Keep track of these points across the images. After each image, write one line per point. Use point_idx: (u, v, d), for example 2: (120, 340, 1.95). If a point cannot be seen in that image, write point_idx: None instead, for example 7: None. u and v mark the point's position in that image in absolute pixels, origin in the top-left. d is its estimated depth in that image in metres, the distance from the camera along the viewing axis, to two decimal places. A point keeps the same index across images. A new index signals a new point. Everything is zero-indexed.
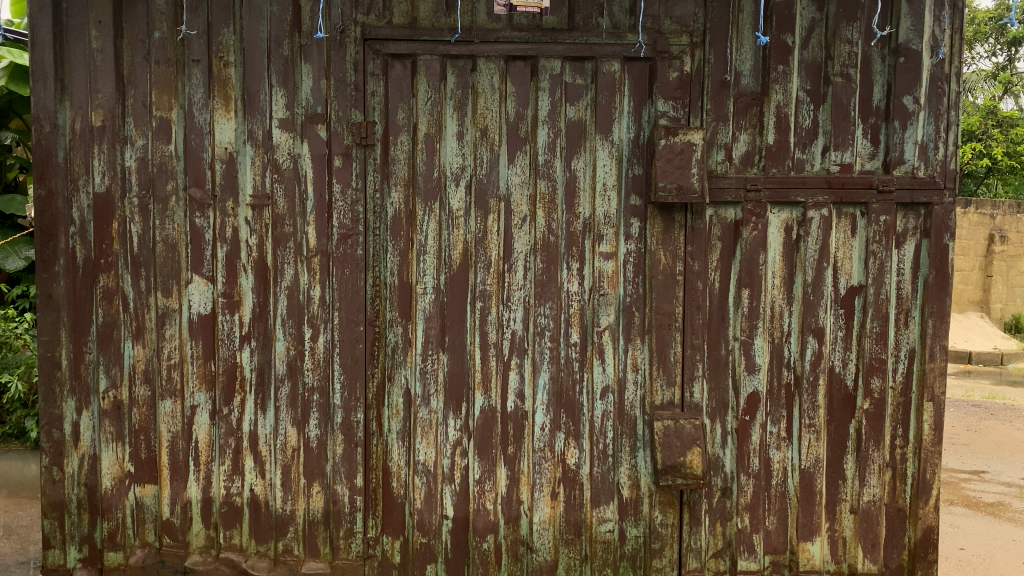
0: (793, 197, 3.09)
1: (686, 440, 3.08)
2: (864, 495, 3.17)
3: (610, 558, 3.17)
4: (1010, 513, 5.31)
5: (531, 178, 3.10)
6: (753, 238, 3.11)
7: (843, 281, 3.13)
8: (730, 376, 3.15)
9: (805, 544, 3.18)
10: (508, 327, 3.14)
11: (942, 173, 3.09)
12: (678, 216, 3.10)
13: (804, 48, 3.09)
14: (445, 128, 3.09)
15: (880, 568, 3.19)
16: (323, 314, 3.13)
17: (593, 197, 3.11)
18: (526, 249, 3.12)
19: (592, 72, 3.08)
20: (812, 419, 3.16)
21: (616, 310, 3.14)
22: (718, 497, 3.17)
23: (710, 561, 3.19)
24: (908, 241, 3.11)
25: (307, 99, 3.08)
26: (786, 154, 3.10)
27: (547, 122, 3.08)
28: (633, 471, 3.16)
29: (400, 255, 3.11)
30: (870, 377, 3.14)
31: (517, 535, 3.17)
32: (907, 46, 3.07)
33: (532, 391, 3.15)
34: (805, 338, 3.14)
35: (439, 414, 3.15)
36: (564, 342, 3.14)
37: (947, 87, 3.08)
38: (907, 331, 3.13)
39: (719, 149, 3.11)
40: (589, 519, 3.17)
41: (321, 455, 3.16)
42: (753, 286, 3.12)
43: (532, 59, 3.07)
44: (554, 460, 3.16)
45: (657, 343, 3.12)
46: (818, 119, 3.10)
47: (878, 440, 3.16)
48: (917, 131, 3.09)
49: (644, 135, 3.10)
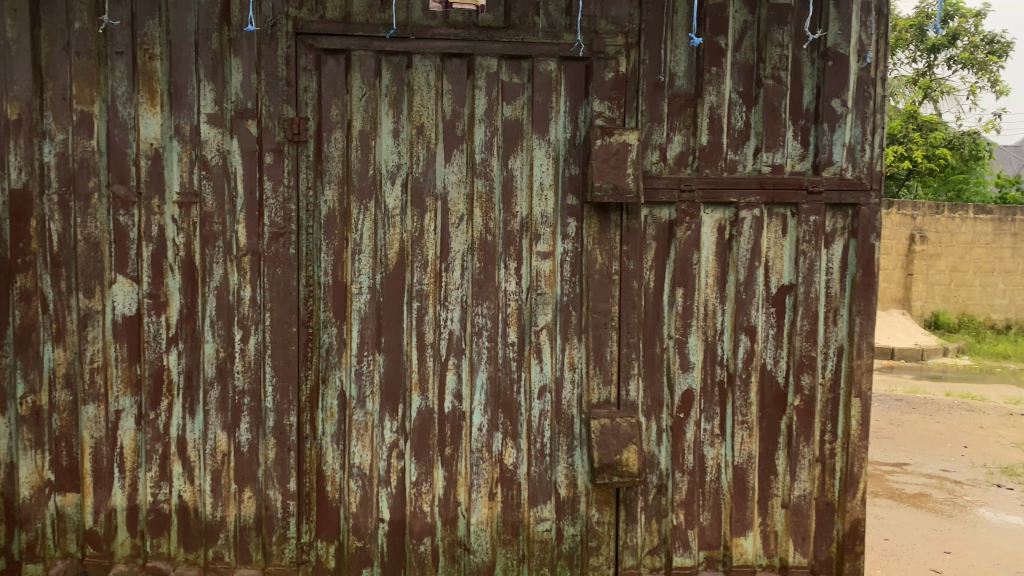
0: (725, 197, 3.13)
1: (622, 439, 3.10)
2: (795, 489, 3.24)
3: (547, 558, 3.17)
4: (930, 504, 5.51)
5: (468, 177, 3.08)
6: (688, 238, 3.14)
7: (774, 280, 3.19)
8: (665, 374, 3.18)
9: (738, 539, 3.23)
10: (446, 327, 3.11)
11: (869, 174, 3.18)
12: (614, 215, 3.12)
13: (736, 50, 3.13)
14: (381, 126, 3.04)
15: (810, 562, 3.26)
16: (253, 316, 3.05)
17: (530, 197, 3.10)
18: (463, 249, 3.10)
19: (528, 71, 3.07)
20: (744, 416, 3.21)
21: (553, 309, 3.14)
22: (653, 494, 3.20)
23: (646, 558, 3.21)
24: (837, 241, 3.19)
25: (236, 94, 3.00)
26: (719, 156, 3.14)
27: (484, 121, 3.06)
28: (570, 470, 3.17)
29: (334, 254, 3.05)
30: (800, 374, 3.21)
31: (454, 536, 3.14)
32: (835, 50, 3.14)
33: (469, 391, 3.13)
34: (737, 337, 3.19)
35: (375, 416, 3.10)
36: (502, 342, 3.13)
37: (874, 91, 3.17)
38: (835, 329, 3.21)
39: (654, 149, 3.13)
40: (526, 518, 3.16)
41: (253, 460, 3.08)
42: (688, 285, 3.15)
43: (469, 56, 3.04)
44: (491, 460, 3.15)
45: (594, 343, 3.14)
46: (750, 120, 3.15)
47: (808, 436, 3.23)
48: (845, 134, 3.17)
49: (580, 135, 3.10)
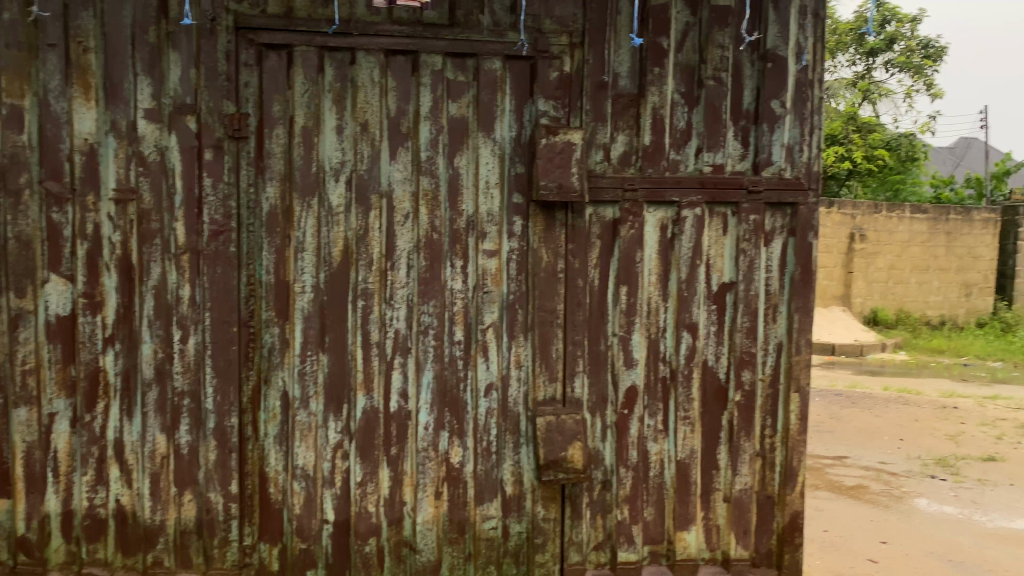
0: (668, 197, 3.17)
1: (567, 435, 3.13)
2: (736, 483, 3.30)
3: (493, 556, 3.18)
4: (868, 496, 5.67)
5: (413, 175, 3.06)
6: (631, 237, 3.18)
7: (715, 278, 3.24)
8: (609, 371, 3.21)
9: (682, 533, 3.28)
10: (391, 326, 3.09)
11: (807, 174, 3.25)
12: (559, 214, 3.14)
13: (678, 51, 3.17)
14: (324, 122, 3.00)
15: (751, 554, 3.33)
16: (193, 315, 2.99)
17: (475, 195, 3.10)
18: (408, 247, 3.08)
19: (473, 69, 3.07)
20: (687, 412, 3.26)
21: (499, 308, 3.15)
22: (598, 490, 3.23)
23: (591, 554, 3.24)
24: (776, 239, 3.26)
25: (175, 89, 2.94)
26: (662, 156, 3.18)
27: (429, 119, 3.05)
28: (517, 468, 3.18)
29: (276, 252, 3.00)
30: (741, 371, 3.26)
31: (399, 536, 3.12)
32: (774, 53, 3.20)
33: (415, 390, 3.12)
34: (680, 334, 3.23)
35: (319, 417, 3.07)
36: (449, 341, 3.12)
37: (811, 93, 3.24)
38: (775, 326, 3.28)
39: (598, 149, 3.16)
40: (472, 517, 3.16)
41: (193, 462, 3.02)
42: (631, 283, 3.19)
43: (413, 53, 3.02)
44: (437, 459, 3.14)
45: (540, 341, 3.15)
46: (692, 121, 3.20)
47: (748, 431, 3.29)
48: (783, 135, 3.24)
49: (525, 134, 3.11)
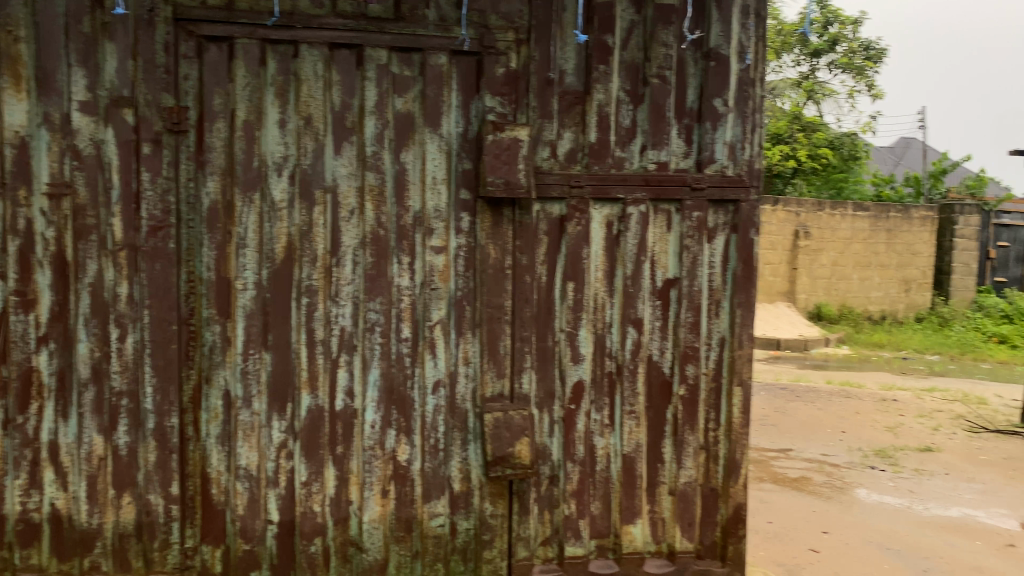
0: (613, 193, 3.19)
1: (515, 431, 3.13)
2: (681, 476, 3.34)
3: (441, 553, 3.17)
4: (811, 487, 5.79)
5: (359, 170, 3.03)
6: (578, 233, 3.19)
7: (660, 274, 3.27)
8: (556, 367, 3.22)
9: (628, 527, 3.31)
10: (337, 323, 3.05)
11: (748, 172, 3.31)
12: (506, 210, 3.13)
13: (624, 49, 3.19)
14: (266, 116, 2.95)
15: (696, 547, 3.37)
16: (131, 313, 2.92)
17: (422, 191, 3.08)
18: (354, 243, 3.05)
19: (419, 64, 3.05)
20: (632, 406, 3.29)
21: (447, 304, 3.13)
22: (546, 485, 3.24)
23: (539, 549, 3.25)
24: (719, 236, 3.30)
25: (111, 81, 2.86)
26: (607, 153, 3.20)
27: (374, 113, 3.02)
28: (464, 464, 3.17)
29: (218, 249, 2.95)
30: (685, 365, 3.30)
31: (345, 536, 3.09)
32: (717, 51, 3.24)
33: (362, 388, 3.09)
34: (625, 329, 3.26)
35: (262, 416, 3.02)
36: (396, 338, 3.10)
37: (753, 92, 3.29)
38: (718, 321, 3.33)
39: (544, 146, 3.16)
40: (419, 515, 3.14)
41: (132, 464, 2.95)
42: (578, 279, 3.21)
43: (358, 47, 2.99)
44: (384, 457, 3.11)
45: (488, 337, 3.15)
46: (637, 118, 3.22)
47: (693, 424, 3.33)
48: (726, 133, 3.29)
49: (472, 130, 3.10)
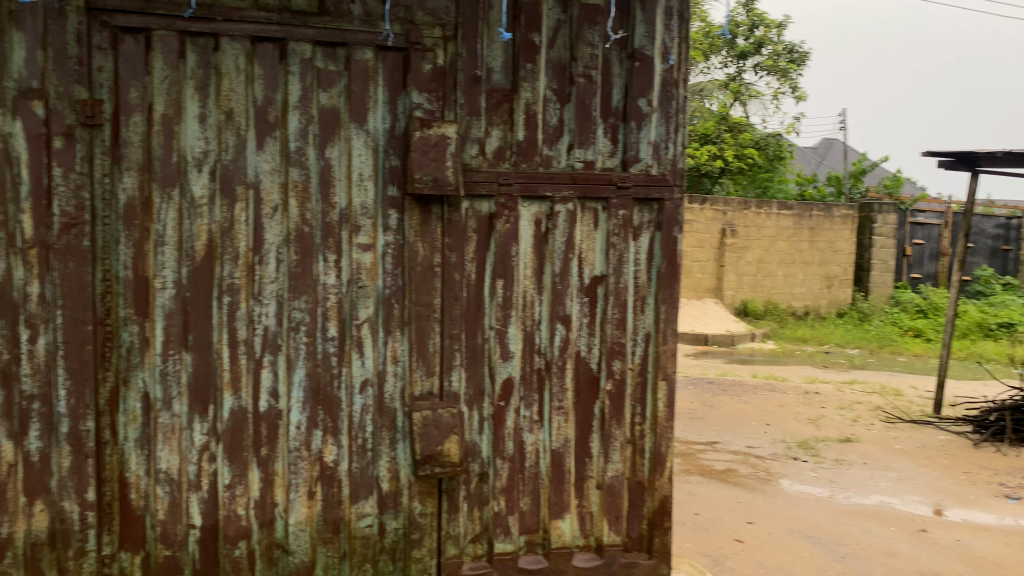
0: (541, 191, 3.21)
1: (444, 429, 3.13)
2: (609, 470, 3.38)
3: (369, 554, 3.14)
4: (737, 479, 5.94)
5: (282, 166, 2.98)
6: (506, 231, 3.20)
7: (587, 271, 3.30)
8: (486, 364, 3.22)
9: (556, 522, 3.34)
10: (260, 322, 3.00)
11: (672, 171, 3.37)
12: (435, 208, 3.12)
13: (550, 47, 3.20)
14: (186, 110, 2.88)
15: (623, 539, 3.43)
16: (42, 313, 2.80)
17: (348, 187, 3.04)
18: (277, 240, 2.99)
19: (344, 59, 3.01)
20: (561, 402, 3.31)
21: (374, 302, 3.10)
22: (475, 483, 3.24)
23: (468, 546, 3.25)
24: (644, 233, 3.36)
25: (19, 72, 2.73)
26: (535, 151, 3.22)
27: (298, 108, 2.97)
28: (393, 464, 3.15)
29: (135, 246, 2.86)
30: (612, 361, 3.35)
31: (271, 539, 3.04)
32: (641, 52, 3.29)
33: (286, 388, 3.04)
34: (554, 326, 3.28)
35: (183, 418, 2.94)
36: (321, 337, 3.06)
37: (676, 92, 3.35)
38: (643, 317, 3.38)
39: (472, 143, 3.16)
40: (347, 515, 3.11)
41: (44, 470, 2.82)
42: (507, 276, 3.22)
43: (281, 41, 2.94)
44: (310, 458, 3.07)
45: (416, 336, 3.13)
46: (564, 117, 3.25)
47: (619, 419, 3.38)
48: (650, 132, 3.34)
49: (399, 126, 3.08)
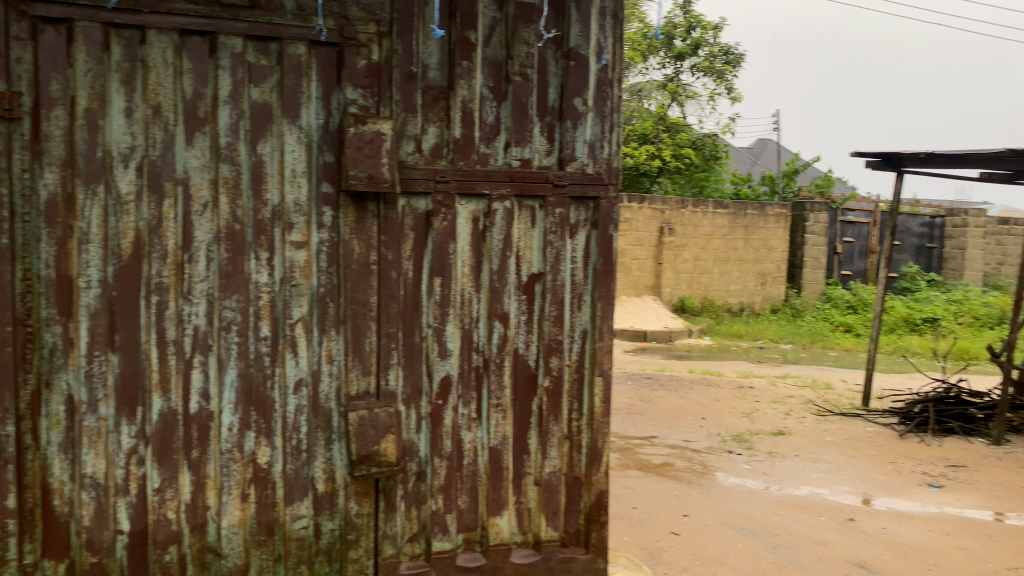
0: (478, 189, 3.22)
1: (381, 429, 3.10)
2: (546, 466, 3.40)
3: (305, 556, 3.11)
4: (674, 473, 6.03)
5: (212, 162, 2.91)
6: (444, 228, 3.19)
7: (525, 269, 3.31)
8: (423, 363, 3.21)
9: (494, 519, 3.35)
10: (190, 322, 2.93)
11: (607, 170, 3.41)
12: (371, 205, 3.09)
13: (486, 45, 3.20)
14: (111, 104, 2.79)
15: (561, 535, 3.45)
16: None
17: (281, 184, 3.00)
18: (208, 238, 2.93)
19: (276, 54, 2.96)
20: (499, 399, 3.32)
21: (308, 301, 3.06)
22: (413, 482, 3.22)
23: (406, 546, 3.24)
24: (580, 231, 3.39)
25: None
26: (472, 149, 3.21)
27: (229, 103, 2.92)
28: (328, 465, 3.12)
29: (57, 244, 2.77)
30: (549, 358, 3.37)
31: (203, 543, 2.97)
32: (576, 51, 3.31)
33: (218, 389, 2.98)
34: (492, 324, 3.29)
35: (110, 421, 2.86)
36: (254, 337, 3.01)
37: (611, 92, 3.39)
38: (580, 314, 3.41)
39: (408, 140, 3.14)
40: (281, 517, 3.07)
41: None
42: (444, 274, 3.21)
43: (211, 35, 2.87)
44: (243, 460, 3.02)
45: (352, 335, 3.10)
46: (500, 115, 3.25)
47: (557, 415, 3.40)
48: (586, 131, 3.37)
49: (333, 122, 3.05)
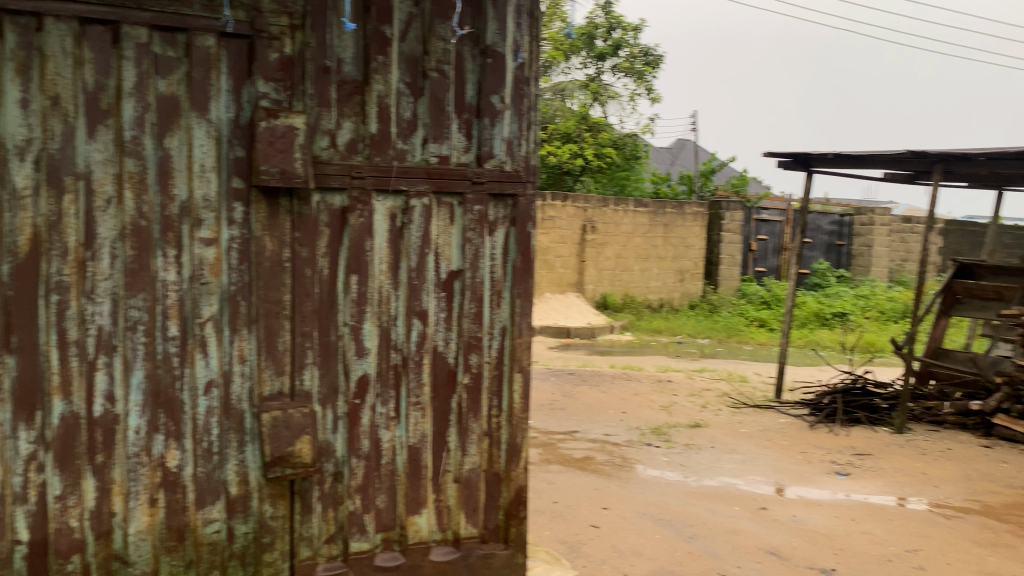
0: (395, 185, 3.19)
1: (295, 430, 3.05)
2: (465, 463, 3.40)
3: (217, 560, 3.04)
4: (595, 466, 6.12)
5: (116, 156, 2.81)
6: (360, 225, 3.16)
7: (443, 266, 3.30)
8: (340, 362, 3.17)
9: (413, 517, 3.33)
10: (93, 322, 2.82)
11: (525, 167, 3.43)
12: (284, 201, 3.03)
13: (403, 40, 3.18)
14: (5, 94, 2.66)
15: (480, 531, 3.46)
16: None
17: (189, 179, 2.91)
18: (112, 235, 2.82)
19: (183, 45, 2.86)
20: (418, 398, 3.30)
21: (219, 300, 2.99)
22: (329, 482, 3.18)
23: (323, 547, 3.19)
24: (499, 228, 3.40)
25: None
26: (388, 144, 3.19)
27: (133, 95, 2.81)
28: (241, 467, 3.05)
29: None
30: (469, 355, 3.37)
31: (109, 550, 2.87)
32: (493, 48, 3.31)
33: (124, 391, 2.87)
34: (410, 321, 3.27)
35: (6, 427, 2.72)
36: (161, 337, 2.91)
37: (528, 90, 3.40)
38: (499, 310, 3.42)
39: (323, 135, 3.09)
40: (192, 521, 2.98)
41: None
42: (361, 271, 3.17)
43: (114, 23, 2.76)
44: (151, 464, 2.92)
45: (265, 334, 3.04)
46: (417, 111, 3.23)
47: (476, 412, 3.40)
48: (504, 129, 3.37)
49: (244, 116, 2.97)
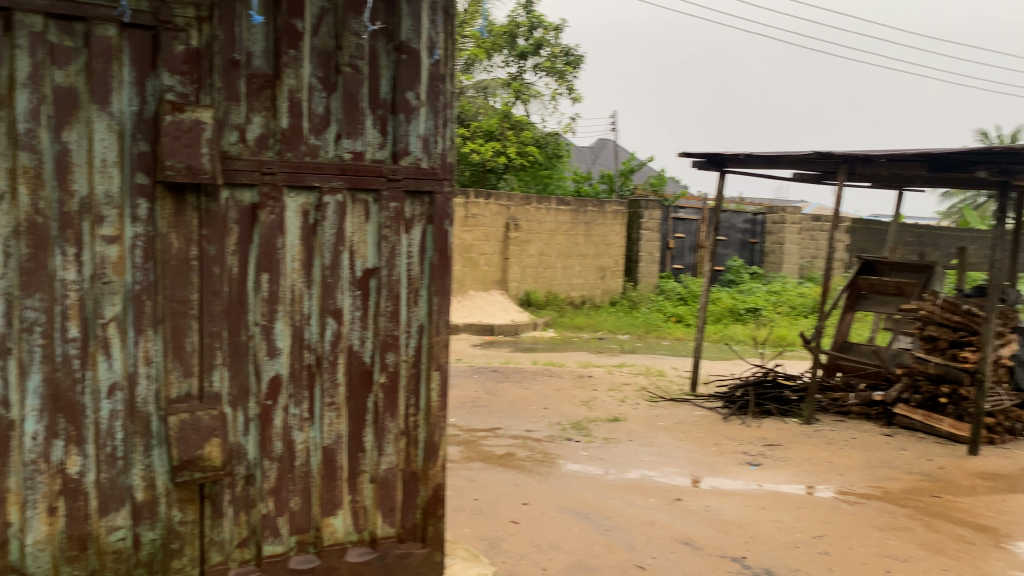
0: (307, 182, 3.14)
1: (203, 433, 2.99)
2: (382, 462, 3.38)
3: (122, 569, 2.93)
4: (516, 462, 6.15)
5: (8, 149, 2.68)
6: (271, 222, 3.10)
7: (358, 264, 3.27)
8: (251, 362, 3.10)
9: (329, 519, 3.29)
10: None
11: (442, 165, 3.42)
12: (191, 197, 2.94)
13: (314, 34, 3.12)
14: None
15: (397, 531, 3.44)
16: None
17: (89, 174, 2.80)
18: (5, 232, 2.69)
19: (82, 35, 2.75)
20: (333, 398, 3.26)
21: (122, 299, 2.88)
22: (241, 486, 3.11)
23: (234, 552, 3.12)
24: (415, 226, 3.38)
25: None
26: (300, 140, 3.14)
27: (27, 86, 2.69)
28: (148, 472, 2.95)
29: None
30: (385, 353, 3.34)
31: (4, 563, 2.74)
32: (408, 45, 3.29)
33: (19, 396, 2.74)
34: (325, 321, 3.22)
35: None
36: (60, 338, 2.79)
37: (443, 87, 3.39)
38: (416, 309, 3.41)
39: (231, 130, 3.02)
40: (95, 530, 2.87)
41: None
42: (273, 269, 3.11)
43: (5, 10, 2.63)
44: (50, 471, 2.80)
45: (172, 334, 2.95)
46: (331, 106, 3.19)
47: (393, 411, 3.38)
48: (419, 126, 3.35)
49: (148, 110, 2.87)
